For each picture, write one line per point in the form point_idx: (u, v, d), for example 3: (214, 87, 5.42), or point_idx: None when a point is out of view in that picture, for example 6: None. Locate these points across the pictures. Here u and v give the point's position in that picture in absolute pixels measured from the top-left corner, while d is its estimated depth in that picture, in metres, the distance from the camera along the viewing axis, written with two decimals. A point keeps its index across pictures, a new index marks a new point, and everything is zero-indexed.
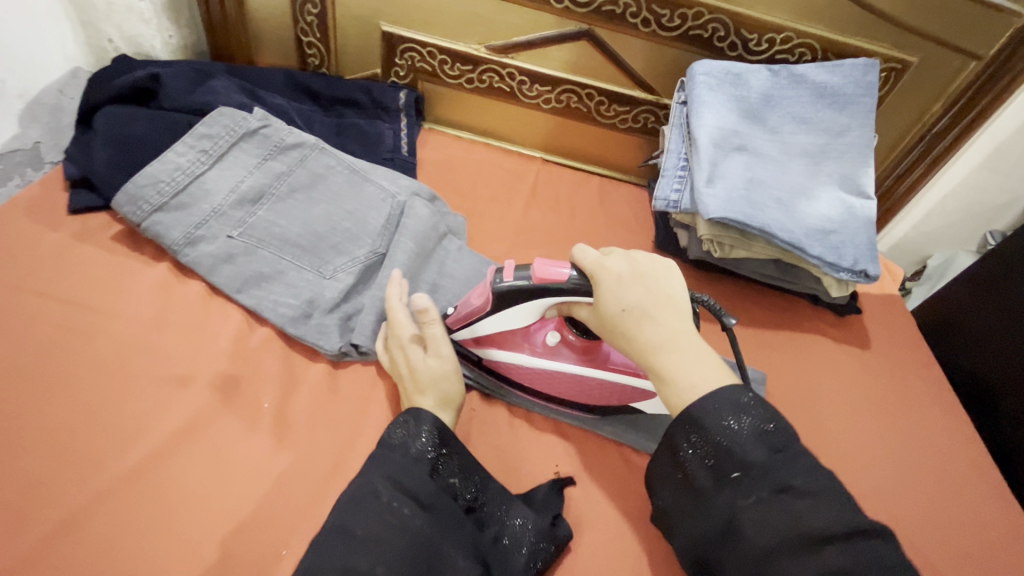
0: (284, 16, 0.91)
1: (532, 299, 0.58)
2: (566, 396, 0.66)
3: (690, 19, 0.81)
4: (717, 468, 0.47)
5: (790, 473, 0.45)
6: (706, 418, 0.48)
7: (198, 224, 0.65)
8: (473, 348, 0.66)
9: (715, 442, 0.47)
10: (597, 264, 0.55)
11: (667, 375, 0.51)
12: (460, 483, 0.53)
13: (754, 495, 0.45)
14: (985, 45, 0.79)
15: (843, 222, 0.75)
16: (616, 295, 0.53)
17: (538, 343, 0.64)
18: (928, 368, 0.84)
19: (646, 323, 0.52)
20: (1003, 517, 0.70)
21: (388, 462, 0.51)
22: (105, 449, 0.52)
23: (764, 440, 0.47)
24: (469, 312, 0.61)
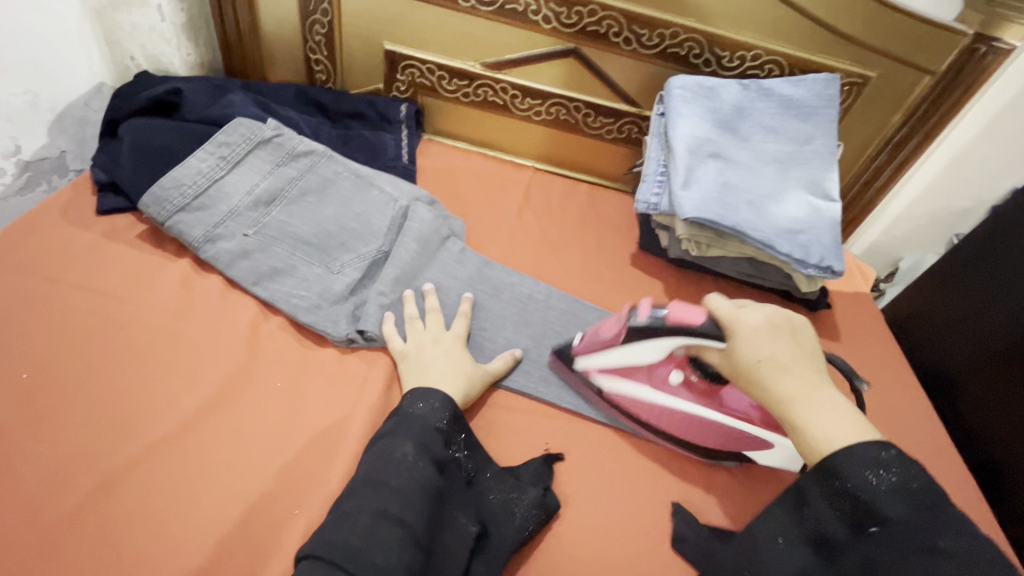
0: (295, 36, 0.99)
1: (658, 337, 0.62)
2: (688, 438, 0.66)
3: (667, 38, 0.89)
4: (853, 522, 0.46)
5: (952, 538, 0.43)
6: (848, 474, 0.46)
7: (217, 223, 0.71)
8: (593, 378, 0.69)
9: (849, 492, 0.46)
10: (732, 313, 0.57)
11: (802, 426, 0.50)
12: (462, 454, 0.59)
13: (895, 551, 0.44)
14: (937, 61, 0.86)
15: (810, 222, 0.81)
16: (750, 345, 0.55)
17: (662, 379, 0.66)
18: (895, 359, 0.90)
19: (781, 375, 0.52)
20: (966, 495, 0.75)
21: (409, 429, 0.56)
22: (133, 421, 0.57)
23: (908, 497, 0.45)
24: (603, 340, 0.66)
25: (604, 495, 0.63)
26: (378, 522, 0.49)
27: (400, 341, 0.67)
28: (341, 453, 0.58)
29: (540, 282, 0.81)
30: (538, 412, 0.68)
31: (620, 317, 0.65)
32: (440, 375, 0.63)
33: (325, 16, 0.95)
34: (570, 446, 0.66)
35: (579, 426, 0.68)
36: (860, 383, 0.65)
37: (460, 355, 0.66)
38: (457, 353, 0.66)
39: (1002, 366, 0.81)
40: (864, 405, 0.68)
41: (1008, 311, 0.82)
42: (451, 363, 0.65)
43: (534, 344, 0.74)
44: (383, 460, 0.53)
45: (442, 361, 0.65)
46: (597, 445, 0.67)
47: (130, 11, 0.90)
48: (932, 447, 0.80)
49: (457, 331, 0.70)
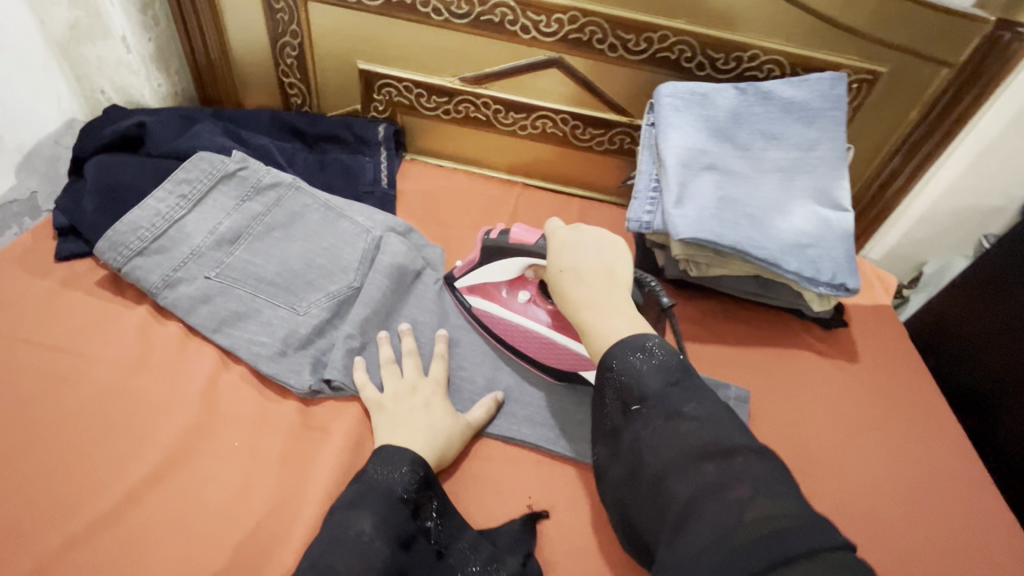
0: (267, 60, 0.95)
1: (503, 255, 0.66)
2: (531, 353, 0.68)
3: (655, 42, 0.82)
4: (623, 403, 0.53)
5: (690, 401, 0.51)
6: (620, 363, 0.53)
7: (176, 266, 0.67)
8: (465, 296, 0.73)
9: (620, 378, 0.53)
10: (554, 233, 0.63)
11: (590, 326, 0.57)
12: (434, 522, 0.53)
13: (652, 422, 0.51)
14: (955, 52, 0.78)
15: (820, 236, 0.74)
16: (559, 260, 0.61)
17: (514, 296, 0.70)
18: (921, 380, 0.82)
19: (579, 284, 0.59)
20: (1001, 536, 0.67)
21: (370, 500, 0.50)
22: (77, 492, 0.53)
23: (664, 375, 0.53)
24: (470, 260, 0.71)
25: (592, 556, 0.57)
26: None
27: (375, 390, 0.62)
28: (301, 523, 0.53)
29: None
30: (520, 460, 0.63)
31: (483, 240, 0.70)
32: (417, 429, 0.58)
33: (295, 37, 0.91)
34: (555, 499, 0.60)
35: (566, 474, 0.62)
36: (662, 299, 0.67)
37: (439, 406, 0.61)
38: (437, 404, 0.61)
39: None
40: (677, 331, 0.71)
41: None
42: (430, 415, 0.60)
43: (516, 381, 0.69)
44: (339, 537, 0.48)
45: (420, 413, 0.60)
46: (584, 494, 0.61)
47: (94, 44, 0.87)
48: (962, 481, 0.72)
49: (437, 375, 0.65)
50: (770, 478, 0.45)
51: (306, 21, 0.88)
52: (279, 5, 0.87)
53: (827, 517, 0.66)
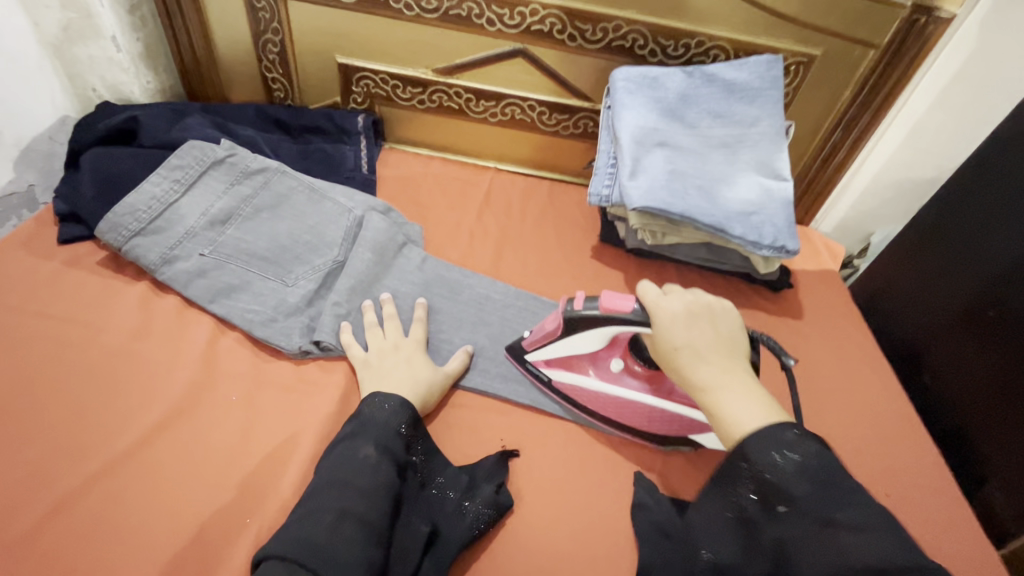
0: (250, 56, 1.01)
1: (591, 328, 0.64)
2: (640, 427, 0.68)
3: (610, 32, 0.90)
4: (765, 501, 0.47)
5: (850, 509, 0.44)
6: (755, 457, 0.48)
7: (173, 245, 0.73)
8: (543, 370, 0.70)
9: (763, 477, 0.47)
10: (658, 304, 0.59)
11: (715, 410, 0.53)
12: (419, 456, 0.60)
13: (802, 527, 0.45)
14: (878, 34, 0.87)
15: (761, 203, 0.82)
16: (672, 335, 0.58)
17: (605, 369, 0.69)
18: (859, 334, 0.90)
19: (698, 363, 0.56)
20: (924, 464, 0.76)
21: (369, 432, 0.57)
22: (90, 442, 0.59)
23: (810, 476, 0.46)
24: (547, 333, 0.68)
25: (558, 488, 0.64)
26: (340, 521, 0.50)
27: (360, 349, 0.68)
28: (295, 463, 0.60)
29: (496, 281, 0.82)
30: (493, 410, 0.69)
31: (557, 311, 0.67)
32: (401, 380, 0.64)
33: (277, 34, 0.97)
34: (526, 442, 0.67)
35: (534, 421, 0.69)
36: (787, 361, 0.61)
37: (420, 361, 0.68)
38: (419, 359, 0.68)
39: (961, 333, 0.81)
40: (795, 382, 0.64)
41: (966, 277, 0.82)
42: (412, 369, 0.66)
43: (490, 342, 0.75)
44: (343, 461, 0.55)
45: (402, 366, 0.66)
46: (552, 437, 0.68)
47: (86, 43, 0.92)
48: (894, 422, 0.80)
49: (416, 336, 0.71)
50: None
51: (287, 19, 0.94)
52: (260, 4, 0.93)
53: None
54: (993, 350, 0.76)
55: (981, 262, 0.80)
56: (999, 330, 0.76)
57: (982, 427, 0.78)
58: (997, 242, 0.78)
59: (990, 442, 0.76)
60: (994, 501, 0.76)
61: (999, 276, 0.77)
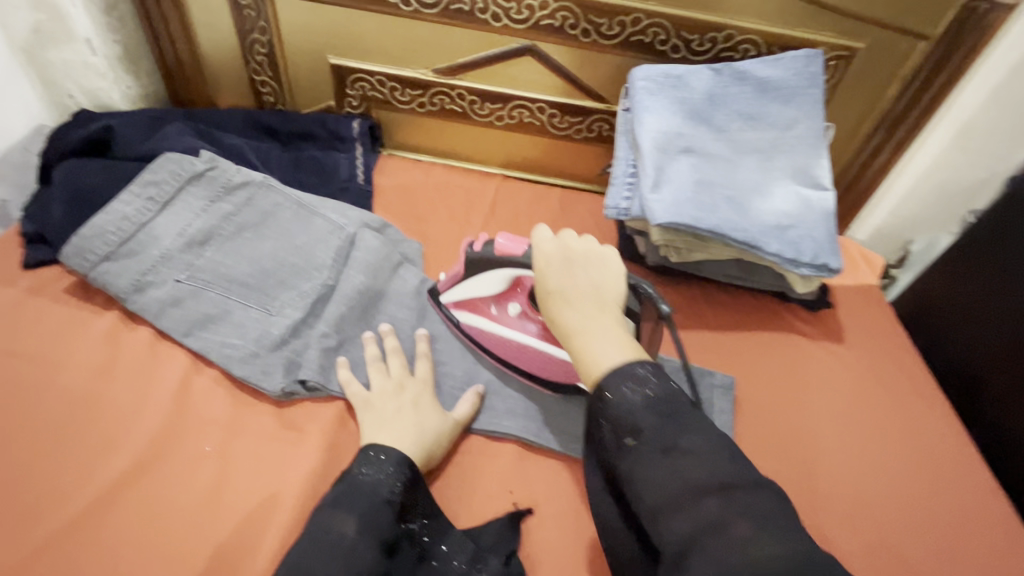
0: (236, 58, 0.93)
1: (491, 269, 0.63)
2: (527, 368, 0.66)
3: (629, 26, 0.81)
4: (616, 435, 0.48)
5: (688, 435, 0.45)
6: (607, 394, 0.48)
7: (145, 270, 0.66)
8: (451, 312, 0.69)
9: (613, 413, 0.47)
10: (537, 245, 0.58)
11: (580, 352, 0.51)
12: (417, 524, 0.52)
13: (647, 458, 0.45)
14: (931, 24, 0.77)
15: (799, 216, 0.73)
16: (546, 279, 0.56)
17: (504, 309, 0.67)
18: (908, 359, 0.81)
19: (566, 306, 0.53)
20: (990, 513, 0.67)
21: (356, 501, 0.49)
22: (44, 503, 0.52)
23: (659, 409, 0.47)
24: (455, 274, 0.68)
25: (574, 550, 0.56)
26: None
27: (360, 389, 0.61)
28: (274, 527, 0.52)
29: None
30: (500, 455, 0.61)
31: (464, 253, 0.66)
32: (402, 428, 0.57)
33: (264, 33, 0.89)
34: (538, 494, 0.59)
35: (545, 467, 0.61)
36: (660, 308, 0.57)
37: (427, 404, 0.60)
38: (425, 403, 0.60)
39: None
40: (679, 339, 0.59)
41: None
42: (417, 415, 0.58)
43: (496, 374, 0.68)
44: (323, 538, 0.47)
45: (404, 412, 0.58)
46: (567, 488, 0.60)
47: (59, 48, 0.85)
48: (952, 462, 0.71)
49: (422, 375, 0.64)
50: (774, 517, 0.40)
51: (274, 17, 0.87)
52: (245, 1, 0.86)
53: (814, 500, 0.66)
54: None
55: None
56: None
57: None
58: None
59: None
60: None
61: None
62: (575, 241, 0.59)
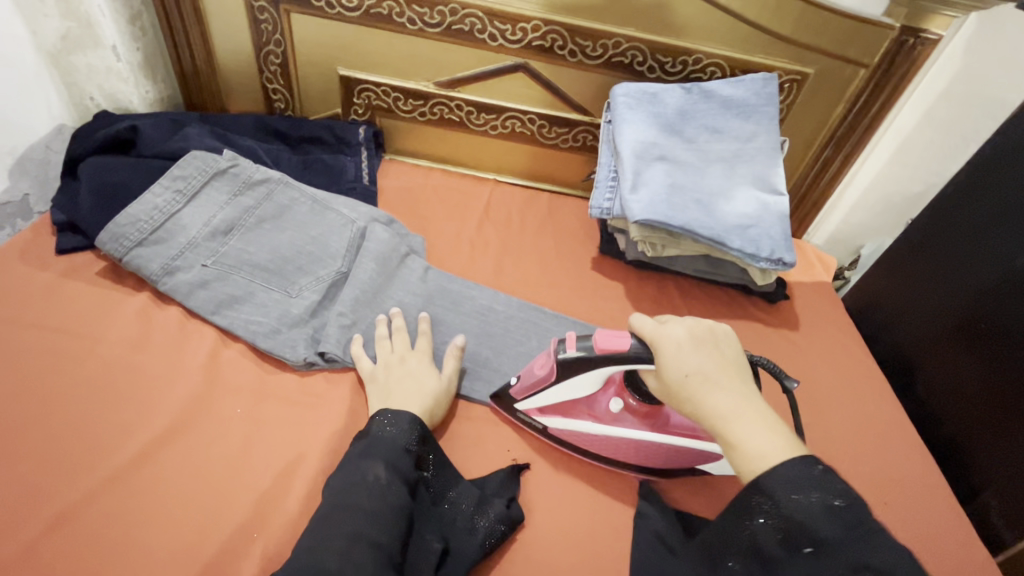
0: (251, 67, 1.01)
1: (587, 370, 0.61)
2: (635, 463, 0.66)
3: (610, 48, 0.91)
4: (789, 543, 0.46)
5: (879, 555, 0.44)
6: (781, 498, 0.47)
7: (174, 255, 0.73)
8: (536, 418, 0.67)
9: (785, 516, 0.47)
10: (659, 333, 0.57)
11: (733, 441, 0.51)
12: (429, 472, 0.60)
13: (830, 574, 0.44)
14: (868, 54, 0.89)
15: (758, 217, 0.84)
16: (677, 365, 0.55)
17: (601, 410, 0.66)
18: (854, 345, 0.92)
19: (711, 392, 0.54)
20: (922, 472, 0.77)
21: (376, 450, 0.57)
22: (91, 457, 0.58)
23: (839, 518, 0.46)
24: (539, 382, 0.65)
25: (564, 500, 0.64)
26: (352, 547, 0.50)
27: (368, 362, 0.68)
28: (301, 477, 0.60)
29: (490, 291, 0.82)
30: (497, 422, 0.69)
31: (546, 359, 0.64)
32: (408, 394, 0.64)
33: (278, 46, 0.97)
34: (531, 454, 0.67)
35: (538, 432, 0.69)
36: (790, 384, 0.61)
37: (426, 373, 0.67)
38: (425, 373, 0.67)
39: (953, 344, 0.83)
40: (797, 403, 0.64)
41: (956, 289, 0.84)
42: (420, 382, 0.66)
43: (494, 353, 0.76)
44: (352, 480, 0.55)
45: (409, 381, 0.66)
46: (557, 449, 0.68)
47: (85, 53, 0.92)
48: (891, 433, 0.81)
49: (423, 349, 0.71)
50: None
51: (289, 31, 0.95)
52: (263, 16, 0.94)
53: None
54: (984, 361, 0.78)
55: (971, 275, 0.82)
56: (989, 341, 0.78)
57: (975, 434, 0.79)
58: (987, 255, 0.80)
59: (985, 451, 0.77)
60: (989, 510, 0.77)
61: (988, 289, 0.79)
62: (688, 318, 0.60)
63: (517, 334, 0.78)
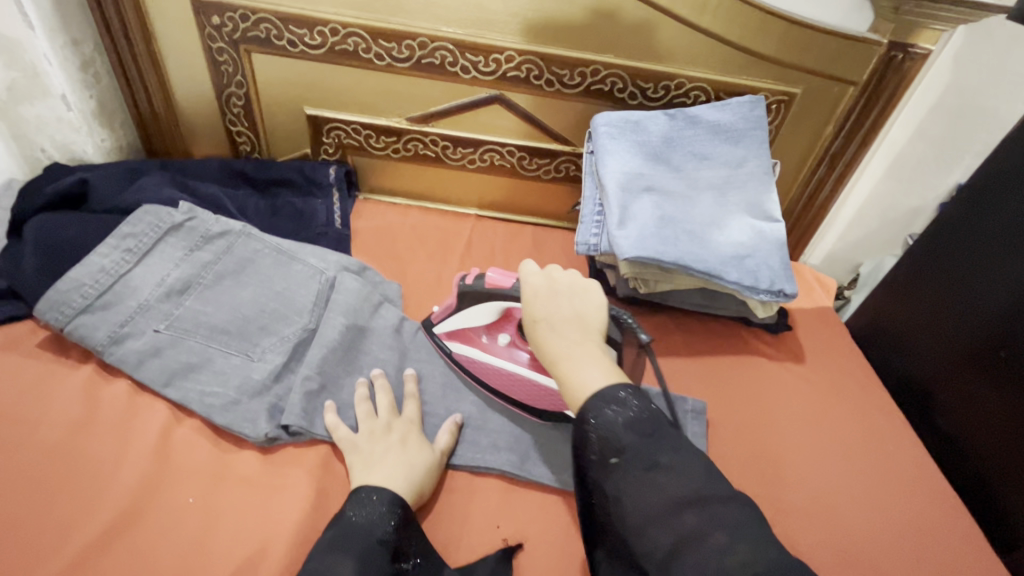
0: (213, 110, 0.96)
1: (481, 301, 0.67)
2: (512, 396, 0.68)
3: (589, 76, 0.87)
4: (601, 456, 0.51)
5: (667, 455, 0.49)
6: (598, 419, 0.51)
7: (123, 321, 0.66)
8: (444, 342, 0.73)
9: (601, 434, 0.51)
10: (526, 280, 0.62)
11: (563, 374, 0.55)
12: (411, 563, 0.53)
13: (629, 475, 0.49)
14: (857, 72, 0.85)
15: (755, 246, 0.79)
16: (535, 311, 0.60)
17: (495, 341, 0.70)
18: (865, 375, 0.86)
19: (553, 335, 0.58)
20: (955, 519, 0.70)
21: (349, 543, 0.50)
22: (18, 569, 0.51)
23: (638, 428, 0.51)
24: (448, 306, 0.71)
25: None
26: None
27: (347, 431, 0.62)
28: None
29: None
30: (485, 490, 0.62)
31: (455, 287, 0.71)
32: (394, 467, 0.58)
33: (240, 87, 0.92)
34: (524, 528, 0.60)
35: (531, 499, 0.62)
36: (640, 338, 0.61)
37: (414, 442, 0.61)
38: (413, 442, 0.61)
39: (972, 373, 0.75)
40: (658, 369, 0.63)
41: (970, 313, 0.77)
42: (406, 453, 0.60)
43: (479, 411, 0.69)
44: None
45: (394, 452, 0.59)
46: (553, 520, 0.61)
47: (33, 103, 0.86)
48: (915, 473, 0.75)
49: (412, 415, 0.64)
50: (735, 522, 0.45)
51: (251, 72, 0.91)
52: (222, 57, 0.89)
53: (791, 517, 0.68)
54: (1010, 392, 0.70)
55: (985, 298, 0.75)
56: (1011, 370, 0.70)
57: (1010, 475, 0.70)
58: (1000, 274, 0.73)
59: (1021, 493, 0.69)
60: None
61: (1004, 313, 0.72)
62: (560, 270, 0.64)
63: None
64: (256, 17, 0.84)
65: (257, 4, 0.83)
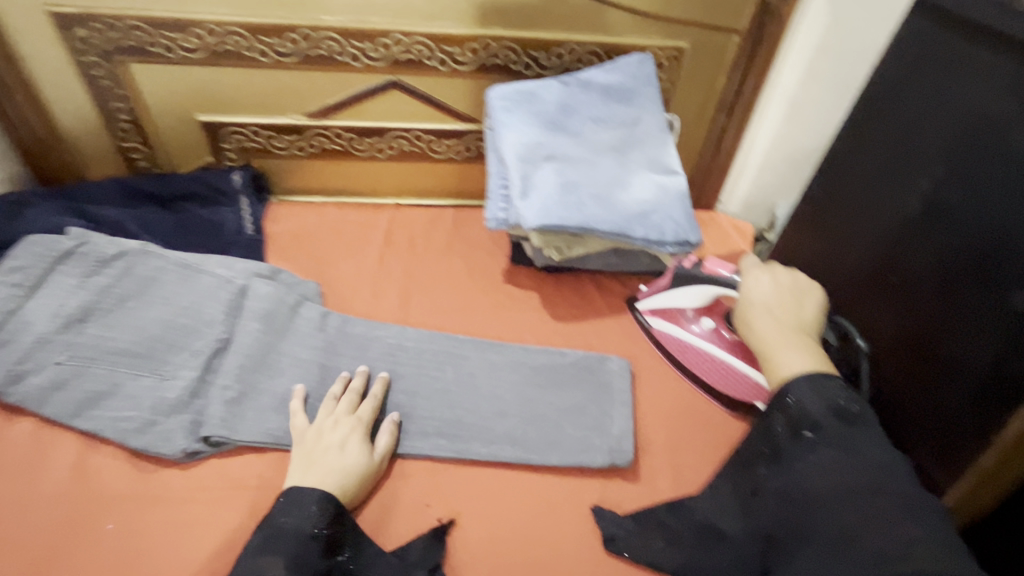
0: (99, 128, 0.92)
1: (695, 285, 0.73)
2: (705, 380, 0.73)
3: (480, 51, 0.87)
4: (795, 428, 0.54)
5: (871, 444, 0.50)
6: (798, 392, 0.55)
7: (19, 358, 0.63)
8: (647, 318, 0.80)
9: (793, 409, 0.54)
10: (749, 264, 0.70)
11: (766, 350, 0.61)
12: (345, 554, 0.54)
13: (823, 454, 0.51)
14: (736, 20, 0.88)
15: (658, 201, 0.81)
16: (747, 296, 0.67)
17: (701, 324, 0.75)
18: None
19: (762, 316, 0.64)
20: None
21: (279, 542, 0.51)
22: None
23: (840, 415, 0.52)
24: (659, 284, 0.78)
25: (495, 549, 0.58)
26: None
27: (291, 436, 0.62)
28: None
29: (392, 325, 0.76)
30: (415, 474, 0.63)
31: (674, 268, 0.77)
32: (330, 470, 0.58)
33: (124, 101, 0.89)
34: (455, 505, 0.61)
35: (463, 474, 0.64)
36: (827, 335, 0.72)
37: (356, 443, 0.61)
38: (354, 443, 0.61)
39: (868, 294, 0.79)
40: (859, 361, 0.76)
41: (861, 239, 0.79)
42: (346, 455, 0.60)
43: (408, 398, 0.69)
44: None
45: (334, 455, 0.59)
46: (485, 492, 0.62)
47: None
48: None
49: (363, 416, 0.64)
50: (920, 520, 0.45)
51: (132, 84, 0.87)
52: (97, 71, 0.85)
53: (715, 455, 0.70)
54: (901, 309, 0.74)
55: (871, 222, 0.78)
56: (902, 289, 0.74)
57: (903, 387, 0.74)
58: (883, 199, 0.76)
59: (914, 401, 0.73)
60: (924, 460, 0.73)
61: (890, 235, 0.75)
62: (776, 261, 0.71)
63: (432, 370, 0.71)
64: (125, 25, 0.80)
65: (124, 11, 0.79)
